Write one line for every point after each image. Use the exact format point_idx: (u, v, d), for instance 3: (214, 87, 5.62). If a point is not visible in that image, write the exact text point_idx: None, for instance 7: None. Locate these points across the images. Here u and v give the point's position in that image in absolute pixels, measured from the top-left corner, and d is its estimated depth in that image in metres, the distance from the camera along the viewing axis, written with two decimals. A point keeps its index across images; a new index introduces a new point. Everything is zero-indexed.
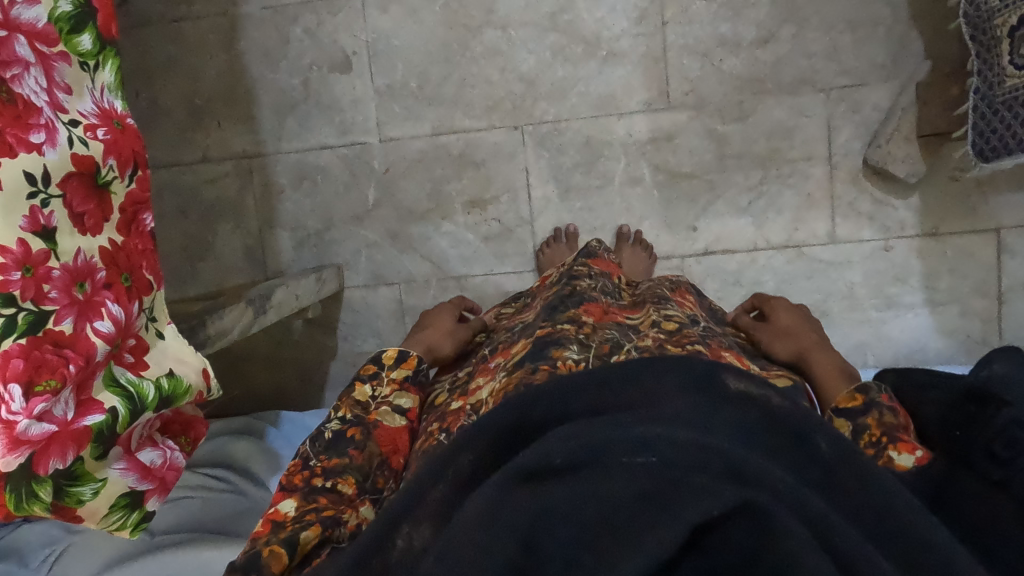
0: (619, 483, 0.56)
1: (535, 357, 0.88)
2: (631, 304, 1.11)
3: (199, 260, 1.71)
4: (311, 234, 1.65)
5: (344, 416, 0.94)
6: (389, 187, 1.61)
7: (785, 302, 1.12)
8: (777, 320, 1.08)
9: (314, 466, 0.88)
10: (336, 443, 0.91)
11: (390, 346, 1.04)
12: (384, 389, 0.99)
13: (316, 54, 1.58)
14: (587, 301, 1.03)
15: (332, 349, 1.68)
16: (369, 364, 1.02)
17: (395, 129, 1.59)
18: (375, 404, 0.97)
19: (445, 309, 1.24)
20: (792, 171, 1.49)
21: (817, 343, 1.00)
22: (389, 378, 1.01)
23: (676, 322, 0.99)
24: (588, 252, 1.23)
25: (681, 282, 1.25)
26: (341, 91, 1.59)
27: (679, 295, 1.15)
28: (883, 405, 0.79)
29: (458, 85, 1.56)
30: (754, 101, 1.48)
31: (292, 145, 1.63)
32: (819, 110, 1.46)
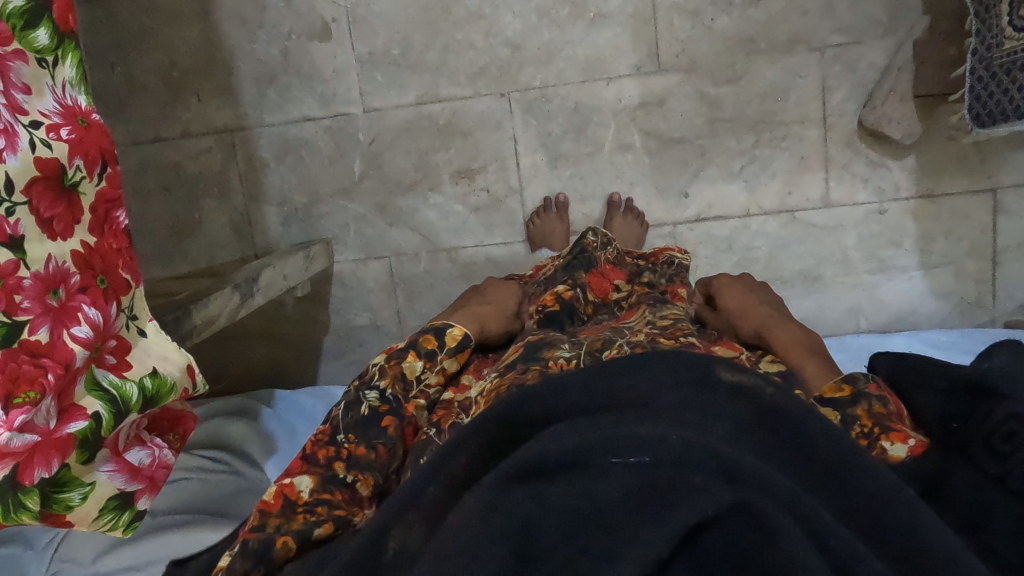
0: (614, 482, 0.56)
1: (528, 355, 0.90)
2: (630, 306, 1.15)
3: (186, 237, 1.68)
4: (297, 208, 1.62)
5: (385, 392, 0.92)
6: (375, 158, 1.58)
7: (734, 284, 1.15)
8: (727, 305, 1.10)
9: (344, 444, 0.88)
10: (369, 426, 0.89)
11: (456, 327, 1.02)
12: (431, 376, 0.98)
13: (294, 22, 1.54)
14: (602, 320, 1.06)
15: (325, 323, 1.68)
16: (431, 337, 1.00)
17: (379, 99, 1.55)
18: (415, 391, 0.95)
19: (503, 285, 1.21)
20: (786, 134, 1.46)
21: (773, 317, 1.02)
22: (440, 368, 0.99)
23: (672, 314, 0.98)
24: (580, 264, 1.22)
25: (678, 268, 1.30)
26: (322, 61, 1.55)
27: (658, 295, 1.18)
28: (871, 395, 0.76)
29: (441, 52, 1.51)
30: (746, 62, 1.43)
31: (274, 118, 1.59)
32: (814, 70, 1.42)
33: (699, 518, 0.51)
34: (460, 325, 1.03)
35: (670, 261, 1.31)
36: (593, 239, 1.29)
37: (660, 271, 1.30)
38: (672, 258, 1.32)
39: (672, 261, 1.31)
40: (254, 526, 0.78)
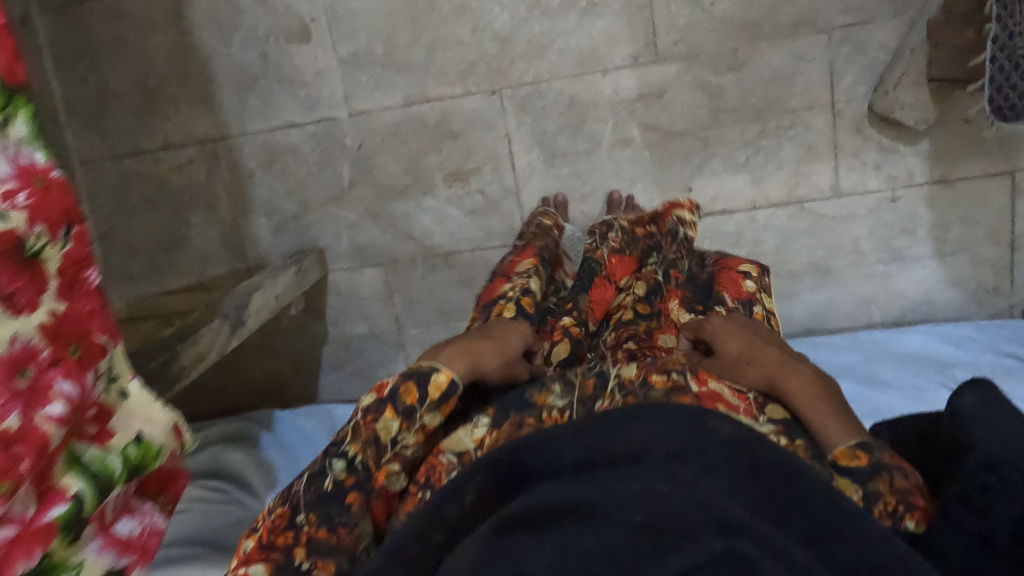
0: (617, 532, 0.55)
1: (517, 405, 0.90)
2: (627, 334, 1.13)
3: (175, 251, 1.62)
4: (287, 218, 1.57)
5: (354, 460, 0.88)
6: (364, 163, 1.51)
7: (728, 316, 1.05)
8: (728, 348, 0.98)
9: (305, 523, 0.84)
10: (331, 501, 0.86)
11: (443, 376, 0.92)
12: (409, 436, 0.92)
13: (271, 24, 1.46)
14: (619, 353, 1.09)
15: (323, 333, 1.64)
16: (412, 389, 0.92)
17: (364, 102, 1.48)
18: (389, 453, 0.91)
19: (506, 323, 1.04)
20: (792, 122, 1.39)
21: (782, 363, 0.92)
22: (419, 425, 0.92)
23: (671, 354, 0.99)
24: (583, 284, 1.17)
25: (680, 254, 1.25)
26: (303, 63, 1.48)
27: (648, 304, 1.18)
28: (895, 469, 0.80)
29: (427, 50, 1.43)
30: (750, 47, 1.36)
31: (256, 125, 1.52)
32: (821, 53, 1.34)
33: (689, 567, 0.51)
34: (448, 369, 0.93)
35: (671, 249, 1.27)
36: (596, 234, 1.25)
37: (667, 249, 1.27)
38: (678, 232, 1.28)
39: (678, 243, 1.27)
40: None
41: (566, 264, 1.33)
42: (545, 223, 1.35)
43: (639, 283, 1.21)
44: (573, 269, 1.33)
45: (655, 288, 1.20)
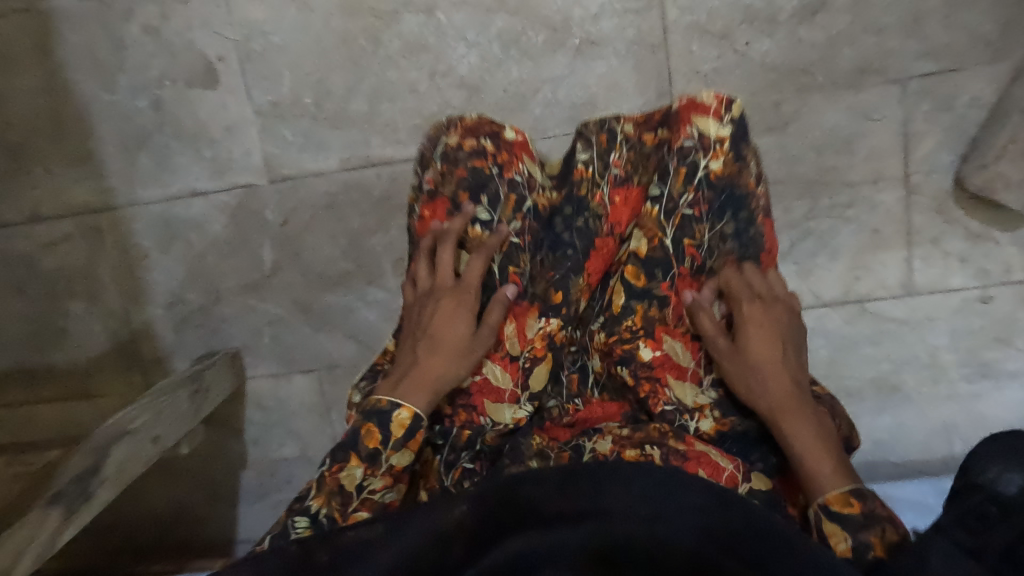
0: (570, 535, 0.49)
1: (487, 477, 0.76)
2: (623, 343, 0.87)
3: (47, 351, 1.25)
4: (192, 310, 1.21)
5: (318, 515, 0.69)
6: (291, 244, 1.16)
7: (757, 307, 0.84)
8: (748, 352, 0.80)
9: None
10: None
11: (404, 410, 0.73)
12: (375, 482, 0.72)
13: (167, 63, 1.11)
14: (601, 391, 0.90)
15: (240, 456, 1.27)
16: (374, 432, 0.72)
17: (290, 165, 1.13)
18: (357, 503, 0.71)
19: (452, 298, 0.84)
20: (852, 198, 1.05)
21: (797, 399, 0.76)
22: (390, 465, 0.73)
23: (664, 407, 0.83)
24: (548, 221, 0.90)
25: (702, 216, 0.86)
26: (209, 115, 1.13)
27: (647, 275, 0.88)
28: (887, 521, 0.64)
29: (371, 98, 1.09)
30: (797, 101, 1.03)
31: (150, 193, 1.17)
32: (891, 111, 1.02)
33: None
34: (412, 404, 0.74)
35: (684, 194, 0.86)
36: (582, 147, 0.90)
37: (674, 184, 0.86)
38: (692, 157, 0.85)
39: (698, 189, 0.85)
40: None
41: (513, 178, 0.88)
42: (462, 146, 0.89)
43: (639, 231, 0.89)
44: (552, 185, 0.92)
45: (665, 262, 0.88)
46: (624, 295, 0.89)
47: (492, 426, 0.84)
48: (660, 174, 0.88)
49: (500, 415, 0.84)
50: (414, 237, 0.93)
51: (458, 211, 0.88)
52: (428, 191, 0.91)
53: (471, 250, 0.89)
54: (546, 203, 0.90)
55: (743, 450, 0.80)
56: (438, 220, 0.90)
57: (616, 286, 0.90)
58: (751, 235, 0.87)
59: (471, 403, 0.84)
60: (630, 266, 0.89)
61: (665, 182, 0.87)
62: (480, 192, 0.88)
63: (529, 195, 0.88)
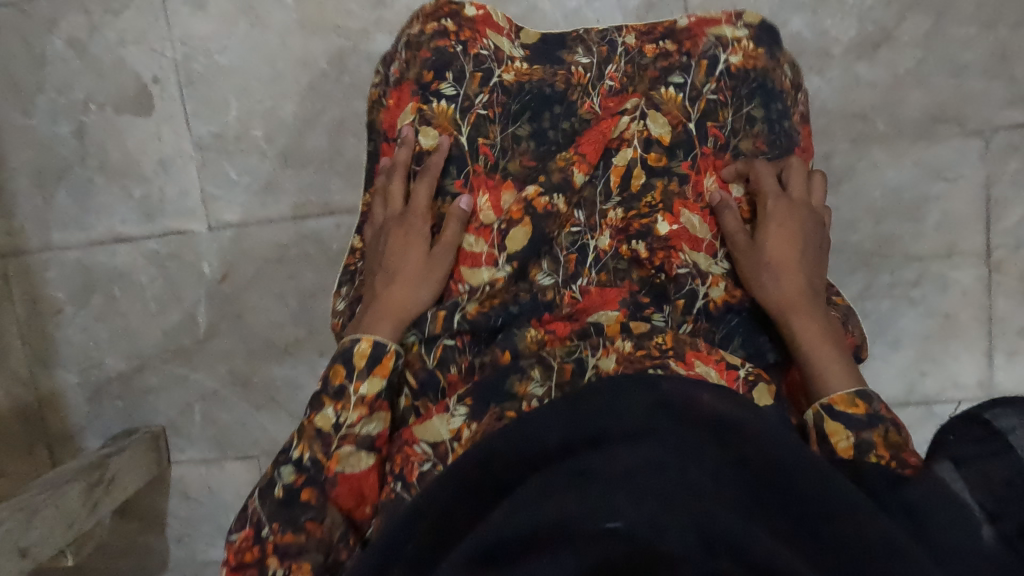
0: (597, 495, 0.38)
1: (489, 401, 0.59)
2: (641, 219, 0.74)
3: None
4: (111, 379, 1.00)
5: (302, 460, 0.61)
6: (231, 302, 0.96)
7: (784, 204, 0.74)
8: (765, 246, 0.72)
9: (267, 540, 0.58)
10: (287, 508, 0.59)
11: (363, 339, 0.65)
12: (350, 415, 0.62)
13: (93, 83, 0.93)
14: (600, 271, 0.72)
15: (158, 557, 1.03)
16: (338, 369, 0.64)
17: (233, 209, 0.94)
18: (337, 440, 0.61)
19: (401, 224, 0.76)
20: (920, 275, 0.85)
21: (809, 294, 0.70)
22: (359, 398, 0.63)
23: (679, 270, 0.72)
24: (536, 92, 0.81)
25: (726, 99, 0.78)
26: (140, 146, 0.94)
27: (668, 155, 0.76)
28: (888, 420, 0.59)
29: (333, 133, 0.91)
30: (853, 154, 0.83)
31: (68, 237, 0.98)
32: (970, 170, 0.82)
33: None
34: (371, 333, 0.66)
35: (708, 88, 0.78)
36: (580, 51, 0.84)
37: (699, 78, 0.78)
38: (712, 52, 0.79)
39: (721, 81, 0.78)
40: None
41: (481, 55, 0.81)
42: (425, 32, 0.82)
43: (661, 114, 0.77)
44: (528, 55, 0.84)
45: (685, 140, 0.77)
46: (643, 173, 0.76)
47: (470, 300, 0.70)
48: (679, 72, 0.79)
49: (476, 278, 0.72)
50: (377, 132, 0.84)
51: (422, 100, 0.79)
52: (393, 79, 0.83)
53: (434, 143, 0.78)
54: (524, 72, 0.82)
55: (751, 331, 0.72)
56: (405, 110, 0.80)
57: (629, 165, 0.76)
58: (787, 127, 0.79)
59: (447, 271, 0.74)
60: (652, 151, 0.76)
61: (686, 74, 0.78)
62: (445, 71, 0.79)
63: (499, 70, 0.81)
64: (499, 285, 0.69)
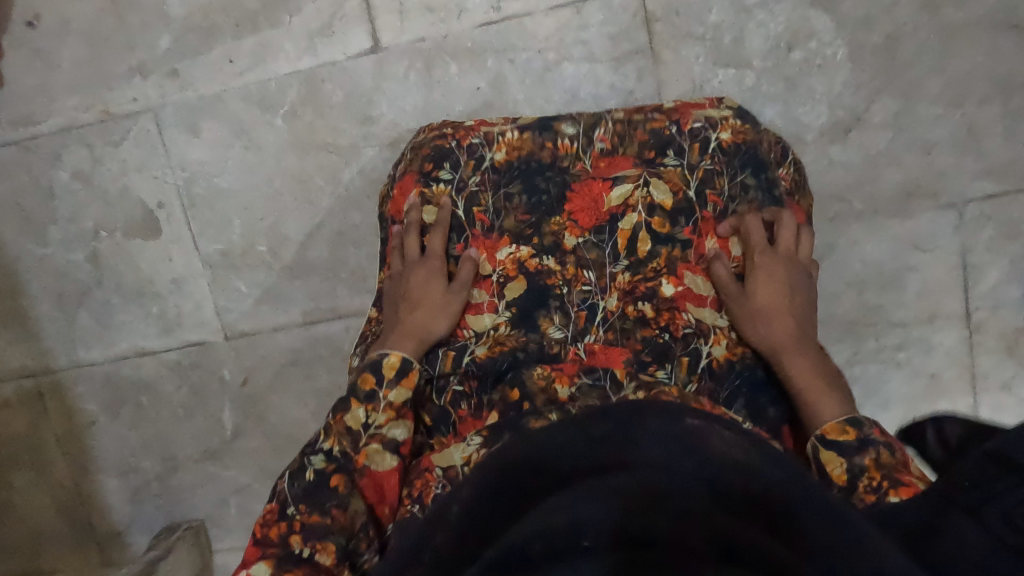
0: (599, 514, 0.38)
1: (503, 431, 0.62)
2: (646, 281, 0.77)
3: None
4: (149, 479, 1.06)
5: (331, 452, 0.63)
6: (253, 404, 1.01)
7: (770, 257, 0.78)
8: (756, 295, 0.76)
9: (294, 517, 0.59)
10: (317, 492, 0.61)
11: (393, 352, 0.69)
12: (380, 417, 0.66)
13: (102, 210, 0.97)
14: (607, 330, 0.75)
15: None
16: (369, 374, 0.68)
17: (246, 318, 0.99)
18: (367, 438, 0.64)
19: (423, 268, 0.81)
20: (904, 340, 0.89)
21: (799, 335, 0.74)
22: (389, 403, 0.66)
23: (685, 330, 0.74)
24: (526, 167, 0.83)
25: (723, 172, 0.80)
26: (152, 266, 0.99)
27: (671, 222, 0.78)
28: (880, 442, 0.60)
29: (334, 243, 0.95)
30: (832, 232, 0.87)
31: (93, 354, 1.03)
32: (946, 240, 0.86)
33: None
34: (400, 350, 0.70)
35: (703, 163, 0.80)
36: (569, 123, 0.84)
37: (693, 159, 0.80)
38: (703, 135, 0.80)
39: (715, 157, 0.80)
40: None
41: (473, 143, 0.83)
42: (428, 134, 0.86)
43: (662, 183, 0.79)
44: (520, 130, 0.84)
45: (686, 208, 0.78)
46: (648, 240, 0.78)
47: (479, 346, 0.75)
48: (674, 148, 0.81)
49: (479, 324, 0.78)
50: (386, 219, 0.88)
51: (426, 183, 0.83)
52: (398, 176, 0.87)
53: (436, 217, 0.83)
54: (516, 145, 0.83)
55: (753, 389, 0.74)
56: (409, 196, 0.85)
57: (634, 229, 0.78)
58: (777, 196, 0.81)
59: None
60: (655, 216, 0.78)
61: (680, 155, 0.80)
62: (443, 161, 0.83)
63: (489, 152, 0.83)
64: (502, 330, 0.76)
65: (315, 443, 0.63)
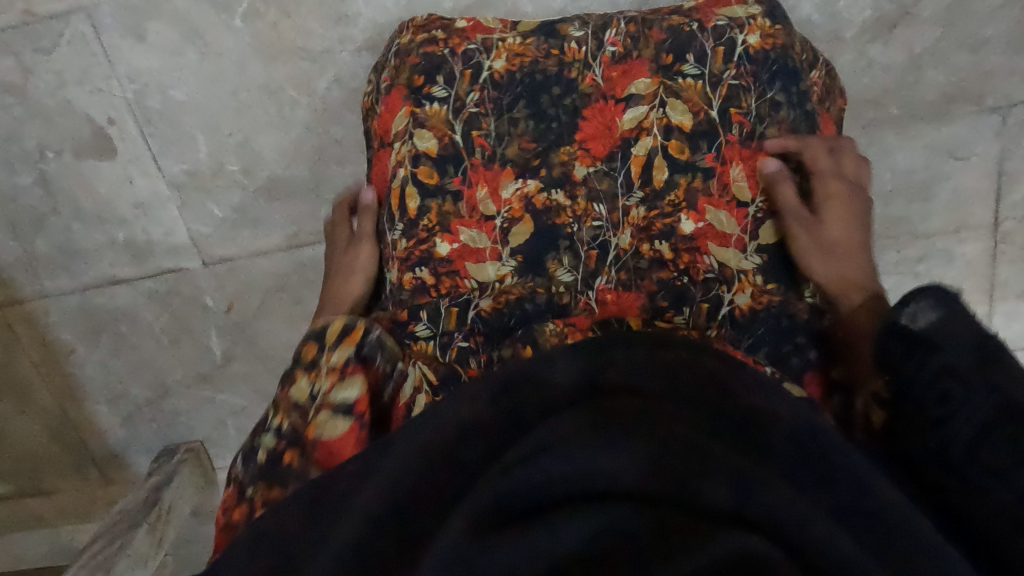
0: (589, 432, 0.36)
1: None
2: (663, 218, 0.70)
3: None
4: (140, 405, 1.03)
5: (281, 427, 0.57)
6: (240, 329, 0.96)
7: (841, 185, 0.73)
8: (830, 225, 0.71)
9: (254, 497, 0.54)
10: (273, 472, 0.55)
11: (336, 319, 0.61)
12: (325, 387, 0.57)
13: (44, 129, 0.86)
14: (620, 271, 0.70)
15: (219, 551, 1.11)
16: (307, 344, 0.59)
17: (224, 243, 0.91)
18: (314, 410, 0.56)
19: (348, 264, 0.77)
20: (925, 251, 0.85)
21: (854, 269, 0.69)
22: (332, 367, 0.57)
23: (707, 275, 0.68)
24: (529, 81, 0.76)
25: (750, 86, 0.72)
26: (111, 190, 0.89)
27: (691, 149, 0.71)
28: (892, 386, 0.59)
29: (314, 161, 0.85)
30: (863, 140, 0.80)
31: (60, 284, 0.95)
32: (984, 147, 0.79)
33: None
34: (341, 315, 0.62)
35: (726, 74, 0.73)
36: (576, 25, 0.79)
37: (715, 68, 0.73)
38: (728, 35, 0.74)
39: (741, 66, 0.73)
40: None
41: (469, 49, 0.77)
42: (413, 40, 0.78)
43: (680, 102, 0.73)
44: (523, 37, 0.78)
45: (709, 130, 0.71)
46: (665, 168, 0.72)
47: (484, 297, 0.69)
48: (694, 53, 0.74)
49: (483, 274, 0.70)
50: (371, 138, 0.79)
51: (415, 99, 0.75)
52: (384, 87, 0.78)
53: (434, 128, 0.74)
54: (517, 52, 0.77)
55: (777, 336, 0.63)
56: (397, 114, 0.76)
57: (648, 155, 0.72)
58: (807, 111, 0.73)
59: (451, 269, 0.71)
60: (673, 140, 0.72)
61: (701, 62, 0.74)
62: (436, 74, 0.76)
63: (488, 60, 0.77)
64: (509, 282, 0.70)
65: (262, 419, 0.57)
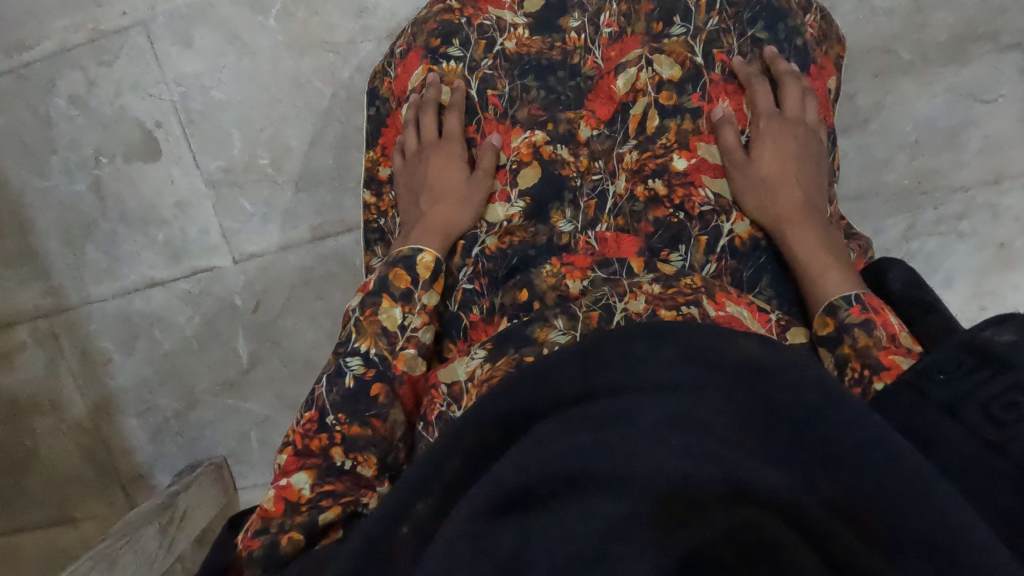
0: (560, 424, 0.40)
1: (508, 344, 0.55)
2: (655, 158, 0.67)
3: (11, 478, 1.03)
4: (168, 417, 1.00)
5: (370, 354, 0.59)
6: (267, 329, 0.97)
7: (777, 120, 0.68)
8: (760, 165, 0.66)
9: (335, 430, 0.57)
10: (355, 400, 0.58)
11: (427, 252, 0.62)
12: (414, 319, 0.60)
13: (100, 135, 0.95)
14: (618, 217, 0.66)
15: None
16: (403, 272, 0.62)
17: (257, 237, 0.95)
18: (402, 341, 0.60)
19: (441, 150, 0.73)
20: (967, 207, 0.80)
21: (807, 207, 0.64)
22: (423, 306, 0.61)
23: (703, 208, 0.65)
24: (536, 64, 0.75)
25: (731, 29, 0.70)
26: (156, 191, 0.96)
27: (678, 93, 0.68)
28: (853, 325, 0.53)
29: (338, 151, 0.93)
30: (878, 89, 0.80)
31: (102, 289, 0.98)
32: (1011, 87, 0.78)
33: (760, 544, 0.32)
34: (433, 248, 0.63)
35: (710, 22, 0.70)
36: (576, 15, 0.77)
37: (701, 20, 0.70)
38: None
39: (723, 11, 0.70)
40: (255, 531, 0.53)
41: (484, 24, 0.76)
42: (431, 9, 0.77)
43: (665, 56, 0.69)
44: (530, 26, 0.77)
45: (694, 74, 0.69)
46: (656, 115, 0.69)
47: (489, 235, 0.67)
48: (679, 13, 0.71)
49: (492, 215, 0.68)
50: (389, 100, 0.81)
51: (433, 62, 0.75)
52: (401, 51, 0.79)
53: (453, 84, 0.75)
54: (524, 41, 0.76)
55: (779, 266, 0.64)
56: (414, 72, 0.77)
57: (644, 111, 0.69)
58: (796, 47, 0.71)
59: None
60: (664, 91, 0.69)
61: (687, 20, 0.71)
62: (453, 37, 0.75)
63: (500, 38, 0.75)
64: (516, 222, 0.67)
65: (353, 347, 0.59)
